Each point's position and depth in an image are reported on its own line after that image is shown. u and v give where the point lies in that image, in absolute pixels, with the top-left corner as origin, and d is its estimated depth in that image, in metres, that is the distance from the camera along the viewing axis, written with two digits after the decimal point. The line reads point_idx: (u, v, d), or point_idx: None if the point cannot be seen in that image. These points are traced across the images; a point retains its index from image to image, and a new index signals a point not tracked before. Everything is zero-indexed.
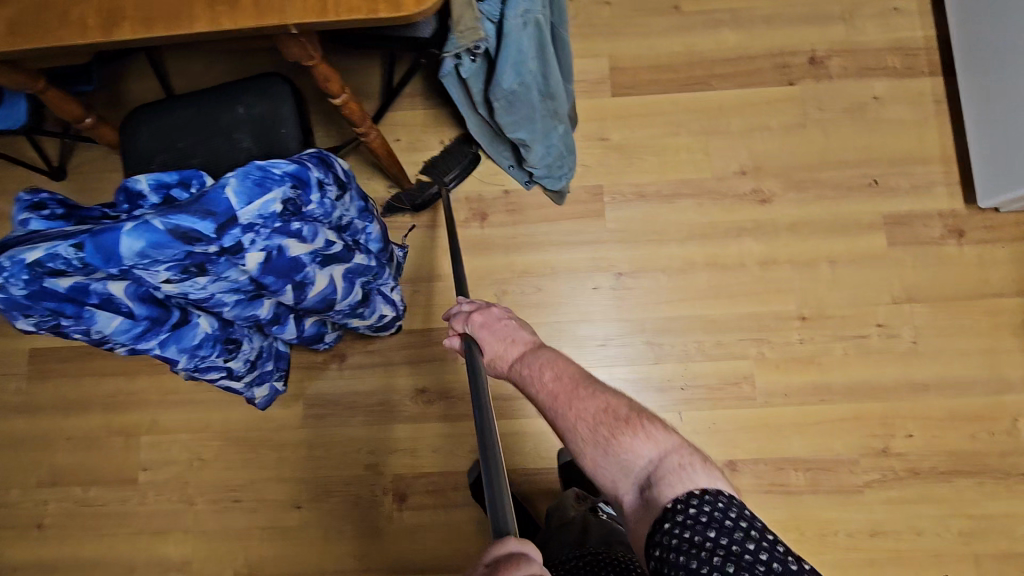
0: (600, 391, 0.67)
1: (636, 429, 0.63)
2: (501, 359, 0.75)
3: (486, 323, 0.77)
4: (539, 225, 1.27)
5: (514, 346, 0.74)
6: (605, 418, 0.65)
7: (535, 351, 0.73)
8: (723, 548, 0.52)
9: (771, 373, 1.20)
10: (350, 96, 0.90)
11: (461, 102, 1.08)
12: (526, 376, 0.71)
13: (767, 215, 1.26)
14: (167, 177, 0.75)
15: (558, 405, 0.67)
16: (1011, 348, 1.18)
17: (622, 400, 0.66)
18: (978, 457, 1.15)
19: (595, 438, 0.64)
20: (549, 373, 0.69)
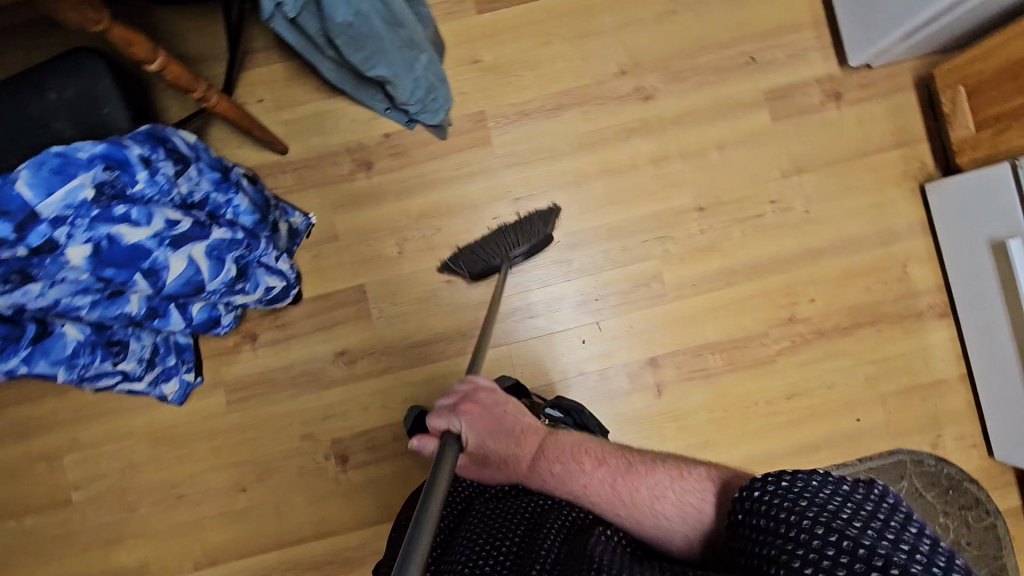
0: (654, 462, 0.68)
1: (718, 482, 0.64)
2: (529, 460, 0.73)
3: (491, 425, 0.78)
4: (428, 164, 1.23)
5: (535, 439, 0.75)
6: (680, 481, 0.65)
7: (555, 442, 0.74)
8: (818, 516, 0.49)
9: (678, 268, 1.22)
10: (167, 57, 0.83)
11: (303, 47, 0.99)
12: (566, 472, 0.69)
13: (652, 112, 1.24)
14: None
15: (623, 489, 0.65)
16: (896, 200, 1.23)
17: (681, 463, 0.68)
18: (876, 306, 1.22)
19: (679, 509, 0.63)
20: (593, 461, 0.69)
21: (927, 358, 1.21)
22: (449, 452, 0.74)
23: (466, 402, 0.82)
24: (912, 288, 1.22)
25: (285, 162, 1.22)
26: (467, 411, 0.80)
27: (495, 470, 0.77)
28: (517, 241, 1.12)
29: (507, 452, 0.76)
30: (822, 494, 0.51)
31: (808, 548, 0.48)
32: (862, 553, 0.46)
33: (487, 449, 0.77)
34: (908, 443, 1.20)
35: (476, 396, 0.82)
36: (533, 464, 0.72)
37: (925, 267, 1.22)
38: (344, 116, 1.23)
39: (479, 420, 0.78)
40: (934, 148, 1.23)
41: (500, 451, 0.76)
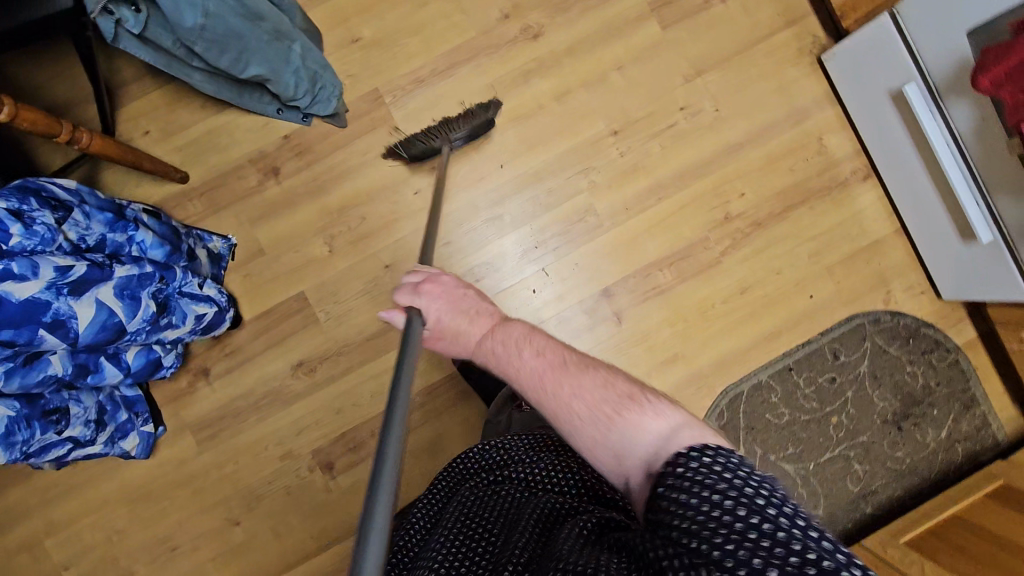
0: (590, 364, 0.63)
1: (639, 401, 0.59)
2: (477, 338, 0.68)
3: (454, 303, 0.71)
4: (336, 155, 1.20)
5: (487, 324, 0.69)
6: (606, 390, 0.60)
7: (506, 327, 0.68)
8: (738, 497, 0.46)
9: (608, 195, 1.22)
10: (15, 105, 0.77)
11: (169, 66, 0.95)
12: (506, 358, 0.65)
13: (545, 49, 1.22)
14: None
15: (549, 385, 0.62)
16: (799, 78, 1.24)
17: (618, 372, 0.63)
18: (803, 185, 1.24)
19: (594, 413, 0.59)
20: (533, 350, 0.65)
21: (861, 222, 1.24)
22: (415, 329, 0.71)
23: (427, 279, 0.73)
24: (832, 159, 1.24)
25: (190, 190, 1.18)
26: (427, 288, 0.72)
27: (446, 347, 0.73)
28: (460, 125, 1.13)
29: (460, 331, 0.70)
30: (742, 476, 0.48)
31: (730, 529, 0.44)
32: (783, 536, 0.43)
33: (441, 326, 0.71)
34: (862, 306, 1.24)
35: (437, 273, 0.74)
36: (477, 344, 0.69)
37: (840, 135, 1.24)
38: (237, 128, 1.18)
39: (442, 298, 0.71)
40: (822, 19, 1.25)
41: (452, 328, 0.70)
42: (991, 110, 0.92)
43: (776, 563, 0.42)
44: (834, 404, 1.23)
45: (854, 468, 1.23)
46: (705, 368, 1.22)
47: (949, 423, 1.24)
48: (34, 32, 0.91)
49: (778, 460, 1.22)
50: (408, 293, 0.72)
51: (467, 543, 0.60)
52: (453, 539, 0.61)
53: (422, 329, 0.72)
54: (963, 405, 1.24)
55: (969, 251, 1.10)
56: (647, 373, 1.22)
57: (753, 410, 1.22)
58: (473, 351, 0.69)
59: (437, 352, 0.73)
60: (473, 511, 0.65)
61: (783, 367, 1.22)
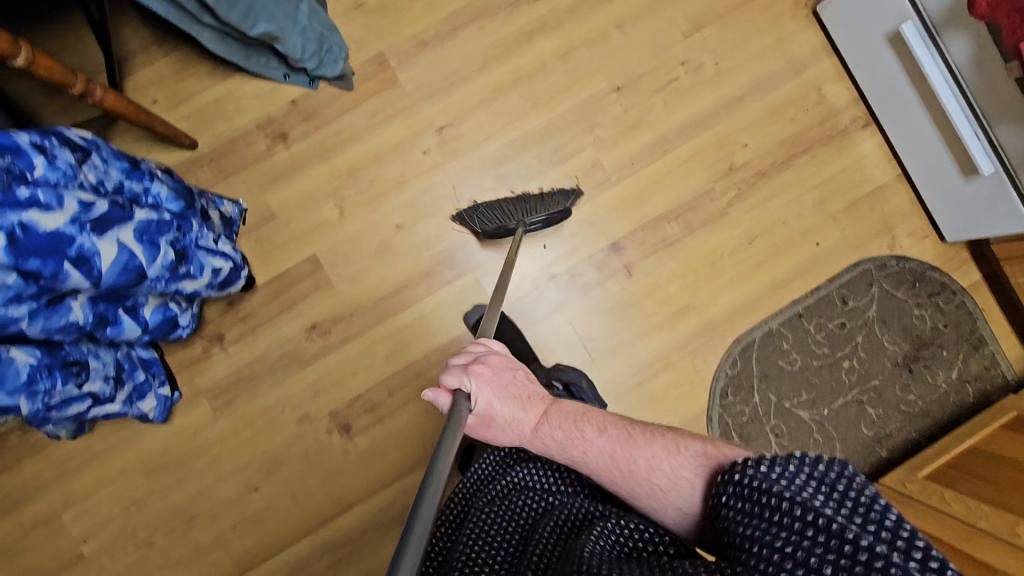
0: (653, 433, 0.69)
1: (714, 458, 0.63)
2: (534, 425, 0.72)
3: (503, 387, 0.74)
4: (343, 118, 1.21)
5: (541, 408, 0.73)
6: (676, 455, 0.65)
7: (560, 410, 0.73)
8: (794, 499, 0.50)
9: (613, 151, 1.23)
10: (32, 50, 0.79)
11: (180, 20, 0.99)
12: (569, 440, 0.70)
13: (545, 9, 1.24)
14: None
15: (624, 459, 0.67)
16: (794, 31, 1.27)
17: (679, 436, 0.68)
18: (805, 135, 1.26)
19: (674, 481, 0.64)
20: (596, 429, 0.70)
21: (863, 169, 1.26)
22: (458, 415, 0.71)
23: (475, 364, 0.75)
24: (831, 109, 1.26)
25: (199, 157, 1.18)
26: (475, 371, 0.73)
27: (500, 433, 0.74)
28: (536, 210, 1.11)
29: (515, 417, 0.73)
30: (799, 483, 0.51)
31: (789, 530, 0.49)
32: (836, 528, 0.47)
33: (492, 410, 0.73)
34: (868, 252, 1.26)
35: (482, 355, 0.76)
36: (536, 430, 0.72)
37: (838, 86, 1.26)
38: (244, 94, 1.19)
39: (490, 384, 0.73)
40: None
41: (506, 415, 0.73)
42: (988, 37, 0.94)
43: (837, 559, 0.46)
44: (844, 349, 1.24)
45: (867, 413, 1.23)
46: (717, 317, 1.23)
47: (960, 364, 1.25)
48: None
49: (792, 406, 1.22)
50: (456, 378, 0.73)
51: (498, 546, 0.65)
52: (483, 541, 0.65)
53: (471, 414, 0.72)
54: (972, 345, 1.25)
55: (971, 187, 1.11)
56: (659, 326, 1.22)
57: (765, 358, 1.22)
58: (531, 438, 0.72)
59: (488, 439, 0.76)
60: (505, 513, 0.68)
61: (793, 314, 1.24)
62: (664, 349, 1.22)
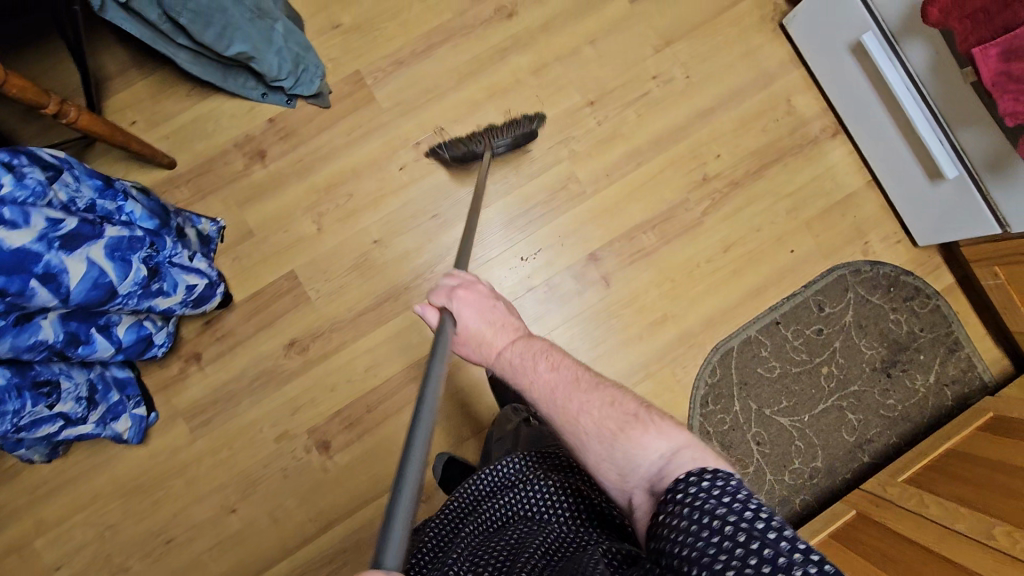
0: (600, 382, 0.65)
1: (643, 420, 0.60)
2: (497, 349, 0.70)
3: (482, 312, 0.72)
4: (321, 136, 1.22)
5: (510, 337, 0.71)
6: (612, 410, 0.62)
7: (527, 343, 0.69)
8: (738, 524, 0.45)
9: (588, 163, 1.25)
10: (5, 71, 0.80)
11: (153, 40, 0.99)
12: (520, 372, 0.67)
13: (519, 27, 1.27)
14: None
15: (561, 399, 0.64)
16: (762, 45, 1.30)
17: (628, 396, 0.64)
18: (776, 145, 1.29)
19: (599, 429, 0.60)
20: (549, 366, 0.66)
21: (833, 176, 1.29)
22: (443, 339, 0.71)
23: (463, 285, 0.74)
24: (800, 120, 1.29)
25: (177, 176, 1.19)
26: (461, 293, 0.73)
27: (469, 350, 0.73)
28: (501, 134, 1.17)
29: (484, 338, 0.71)
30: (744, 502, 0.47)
31: (731, 558, 0.44)
32: (782, 563, 0.42)
33: (466, 330, 0.72)
34: (842, 258, 1.27)
35: (473, 278, 0.76)
36: (497, 356, 0.70)
37: (806, 96, 1.29)
38: (222, 114, 1.20)
39: (470, 306, 0.72)
40: None
41: (476, 336, 0.72)
42: (942, 45, 0.97)
43: None
44: (823, 355, 1.25)
45: (848, 419, 1.24)
46: (696, 325, 1.24)
47: (936, 367, 1.26)
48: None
49: (773, 414, 1.22)
50: (443, 295, 0.73)
51: (485, 565, 0.58)
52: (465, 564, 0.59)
53: (446, 333, 0.72)
54: (948, 349, 1.26)
55: (937, 191, 1.14)
56: (639, 335, 1.23)
57: (744, 365, 1.23)
58: (491, 363, 0.71)
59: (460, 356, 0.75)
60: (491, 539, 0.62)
61: (770, 321, 1.25)
62: (644, 358, 1.23)
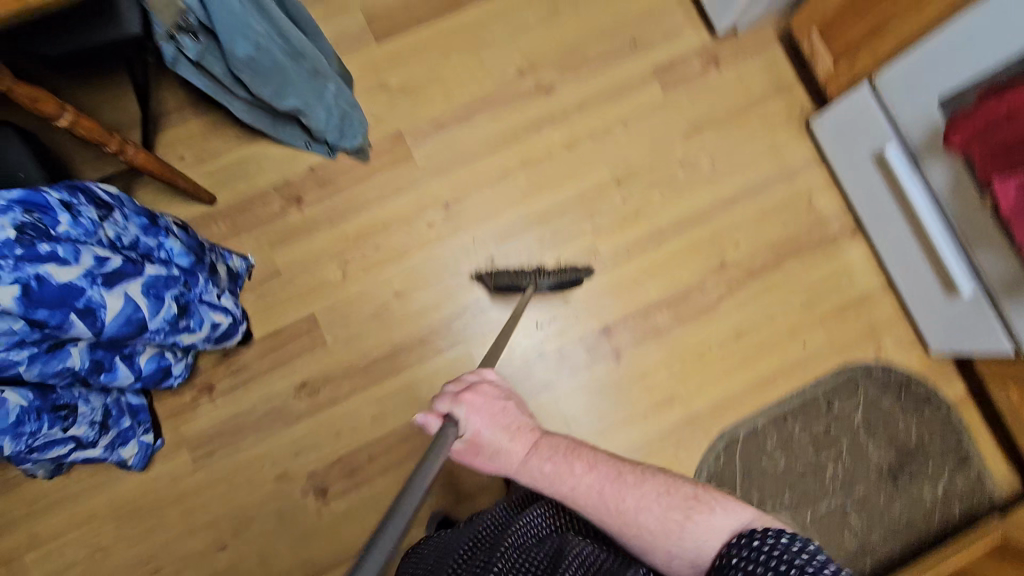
0: (641, 472, 0.69)
1: (703, 501, 0.65)
2: (522, 456, 0.71)
3: (495, 417, 0.73)
4: (357, 187, 1.27)
5: (530, 439, 0.72)
6: (666, 496, 0.66)
7: (549, 443, 0.72)
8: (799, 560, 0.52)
9: (611, 238, 1.29)
10: (76, 113, 0.86)
11: (216, 92, 1.04)
12: (557, 473, 0.69)
13: (556, 103, 1.33)
14: None
15: (611, 497, 0.66)
16: (789, 141, 1.35)
17: (669, 477, 0.69)
18: (796, 239, 1.31)
19: (663, 524, 0.64)
20: (586, 465, 0.69)
21: (851, 275, 1.30)
22: (444, 439, 0.69)
23: (468, 390, 0.74)
24: (821, 216, 1.32)
25: (216, 212, 1.24)
26: (472, 399, 0.72)
27: (488, 460, 0.73)
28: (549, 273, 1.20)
29: (502, 446, 0.71)
30: (792, 549, 0.54)
31: None
32: None
33: (480, 439, 0.71)
34: (854, 357, 1.28)
35: (476, 383, 0.76)
36: (524, 463, 0.71)
37: (828, 195, 1.33)
38: (267, 158, 1.27)
39: (483, 411, 0.72)
40: (809, 89, 1.36)
41: (494, 444, 0.71)
42: (964, 173, 1.00)
43: None
44: (829, 453, 1.23)
45: (850, 522, 1.21)
46: (703, 408, 1.24)
47: (944, 479, 1.24)
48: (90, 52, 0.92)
49: (775, 508, 1.20)
50: (448, 403, 0.72)
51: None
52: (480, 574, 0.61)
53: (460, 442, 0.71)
54: (957, 461, 1.24)
55: (953, 306, 1.15)
56: (646, 412, 1.23)
57: (749, 456, 1.22)
58: (517, 470, 0.71)
59: (472, 465, 0.74)
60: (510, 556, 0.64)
61: (777, 414, 1.24)
62: (648, 437, 1.22)
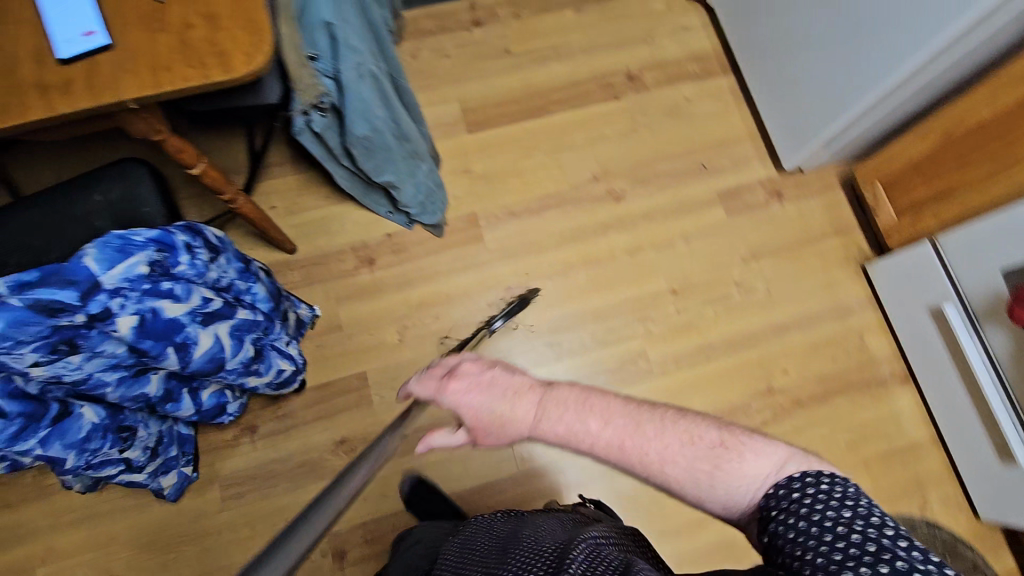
0: (661, 419, 0.61)
1: (732, 447, 0.58)
2: (530, 423, 0.60)
3: (485, 392, 0.61)
4: (426, 259, 1.34)
5: (533, 401, 0.61)
6: (692, 446, 0.59)
7: (554, 401, 0.61)
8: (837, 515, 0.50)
9: (660, 346, 1.32)
10: (209, 165, 0.95)
11: (323, 159, 1.13)
12: (573, 436, 0.60)
13: (624, 210, 1.41)
14: (27, 274, 0.64)
15: (635, 452, 0.59)
16: (844, 279, 1.39)
17: (692, 420, 0.61)
18: (844, 376, 1.32)
19: (693, 474, 0.58)
20: (602, 421, 0.60)
21: (899, 422, 1.29)
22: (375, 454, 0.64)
23: (447, 371, 0.62)
24: (872, 357, 1.33)
25: (294, 261, 1.32)
26: (452, 383, 0.61)
27: (490, 438, 0.62)
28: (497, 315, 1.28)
29: (502, 418, 0.60)
30: (834, 498, 0.51)
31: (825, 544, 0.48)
32: (882, 541, 0.46)
33: (477, 419, 0.61)
34: (896, 509, 1.24)
35: (453, 361, 0.64)
36: (532, 431, 0.61)
37: (880, 338, 1.35)
38: (350, 219, 1.35)
39: (470, 391, 0.60)
40: (866, 233, 1.42)
41: (494, 419, 0.61)
42: None
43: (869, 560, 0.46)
44: None
45: None
46: (734, 535, 1.22)
47: None
48: (225, 112, 1.01)
49: None
50: (432, 388, 0.62)
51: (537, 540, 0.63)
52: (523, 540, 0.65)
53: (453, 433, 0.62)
54: None
55: (1007, 474, 1.12)
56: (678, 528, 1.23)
57: None
58: (527, 437, 0.62)
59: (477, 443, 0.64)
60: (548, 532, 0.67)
61: None
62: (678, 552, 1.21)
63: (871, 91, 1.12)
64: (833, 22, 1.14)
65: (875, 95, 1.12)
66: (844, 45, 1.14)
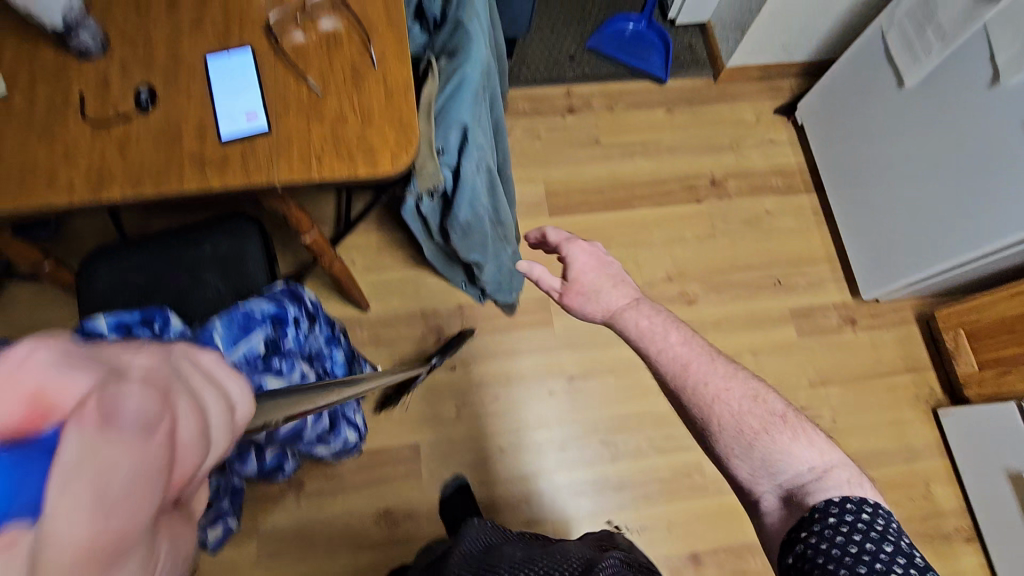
0: (735, 371, 0.67)
1: (790, 424, 0.64)
2: (620, 305, 0.73)
3: (600, 266, 0.76)
4: (493, 335, 1.35)
5: (632, 298, 0.73)
6: (749, 401, 0.64)
7: (649, 305, 0.73)
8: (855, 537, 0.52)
9: None
10: (319, 232, 0.97)
11: (419, 233, 1.15)
12: (649, 330, 0.70)
13: (695, 314, 1.41)
14: (129, 316, 0.77)
15: (694, 374, 0.66)
16: (913, 421, 1.35)
17: (764, 388, 0.66)
18: (906, 524, 1.26)
19: (736, 421, 0.63)
20: (680, 337, 0.69)
21: None
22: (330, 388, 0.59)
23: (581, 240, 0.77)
24: (936, 508, 1.28)
25: (364, 319, 1.34)
26: (579, 243, 0.76)
27: (583, 301, 0.75)
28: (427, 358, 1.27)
29: (603, 291, 0.74)
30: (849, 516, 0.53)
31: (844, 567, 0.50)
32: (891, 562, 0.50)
33: (580, 277, 0.75)
34: None
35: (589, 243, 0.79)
36: (619, 311, 0.73)
37: (946, 488, 1.30)
38: (425, 285, 1.37)
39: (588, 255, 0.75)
40: (939, 374, 1.39)
41: (598, 288, 0.74)
42: None
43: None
44: None
45: None
46: None
47: None
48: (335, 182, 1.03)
49: None
50: (561, 240, 0.76)
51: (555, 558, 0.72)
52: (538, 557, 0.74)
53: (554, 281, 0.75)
54: None
55: None
56: None
57: None
58: (611, 316, 0.73)
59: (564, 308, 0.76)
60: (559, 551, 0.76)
61: None
62: None
63: (974, 249, 1.12)
64: (948, 172, 1.15)
65: (980, 252, 1.11)
66: (952, 200, 1.15)
